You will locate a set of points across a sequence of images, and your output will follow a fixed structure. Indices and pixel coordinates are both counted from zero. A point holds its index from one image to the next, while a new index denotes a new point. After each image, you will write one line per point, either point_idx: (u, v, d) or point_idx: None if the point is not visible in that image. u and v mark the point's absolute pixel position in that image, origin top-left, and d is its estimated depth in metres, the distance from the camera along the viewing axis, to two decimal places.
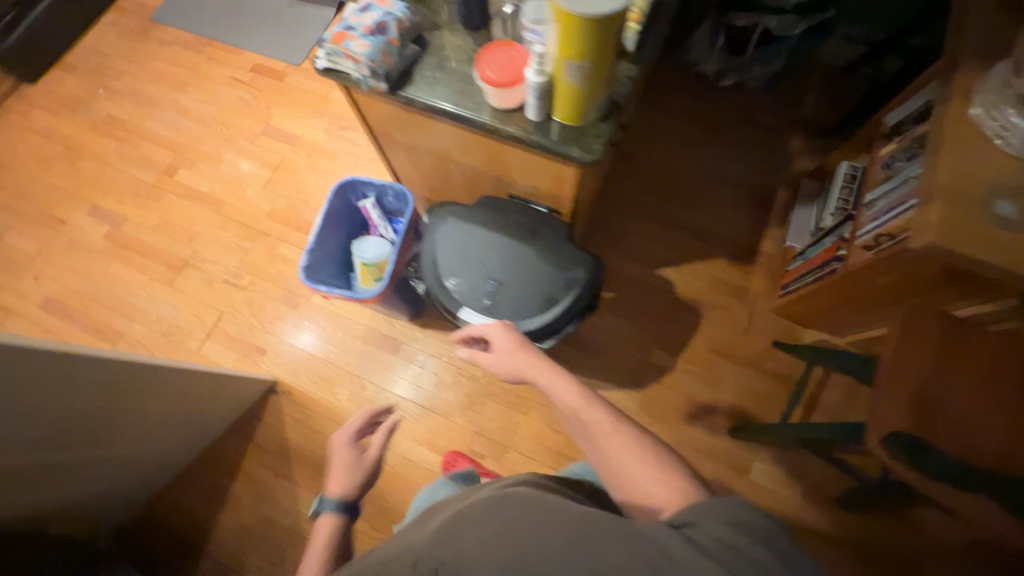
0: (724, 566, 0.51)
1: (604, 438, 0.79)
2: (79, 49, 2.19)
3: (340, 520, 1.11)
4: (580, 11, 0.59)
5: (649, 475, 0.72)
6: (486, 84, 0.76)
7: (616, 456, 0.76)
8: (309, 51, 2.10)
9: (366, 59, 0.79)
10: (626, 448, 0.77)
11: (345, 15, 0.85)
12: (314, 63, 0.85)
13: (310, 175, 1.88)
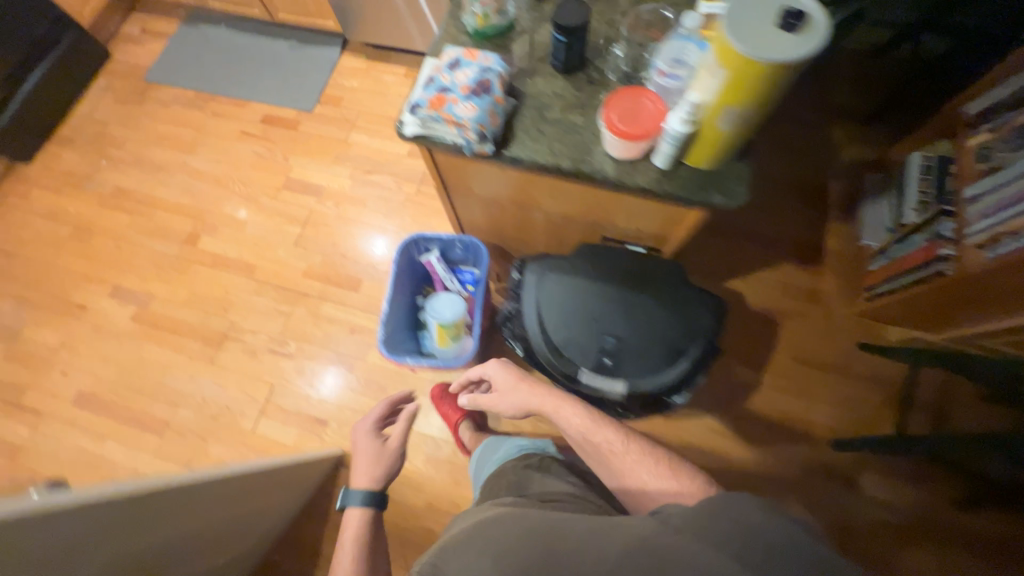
0: (686, 537, 0.54)
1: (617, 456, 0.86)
2: (74, 121, 2.07)
3: (367, 512, 1.22)
4: (782, 57, 0.51)
5: (665, 485, 0.78)
6: (616, 136, 0.68)
7: (634, 471, 0.83)
8: (319, 94, 2.01)
9: (474, 123, 0.71)
10: (641, 460, 0.84)
11: (432, 75, 0.77)
12: (404, 130, 0.76)
13: (342, 226, 1.79)
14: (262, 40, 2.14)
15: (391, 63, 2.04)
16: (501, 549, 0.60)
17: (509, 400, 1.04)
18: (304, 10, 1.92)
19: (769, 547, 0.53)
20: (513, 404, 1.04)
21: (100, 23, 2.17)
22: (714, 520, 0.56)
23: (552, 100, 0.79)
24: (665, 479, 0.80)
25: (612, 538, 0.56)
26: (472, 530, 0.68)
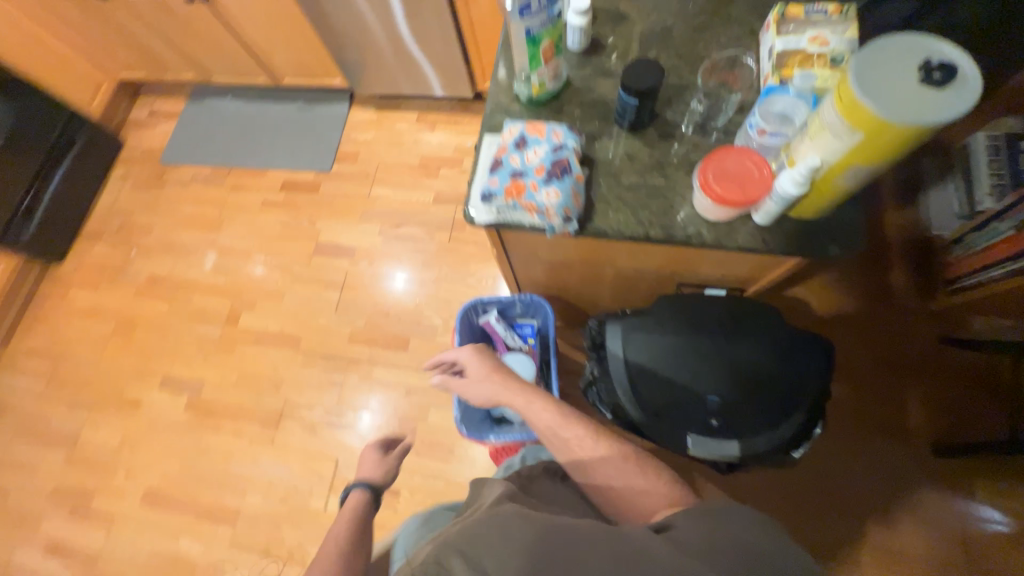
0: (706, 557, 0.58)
1: (591, 454, 0.89)
2: (99, 214, 2.07)
3: (367, 496, 1.01)
4: (939, 117, 0.46)
5: (632, 483, 0.85)
6: (716, 201, 0.63)
7: (609, 470, 0.87)
8: (336, 153, 2.00)
9: (560, 210, 0.66)
10: (611, 459, 0.88)
11: (498, 157, 0.72)
12: (475, 218, 0.72)
13: (381, 284, 1.76)
14: (270, 107, 2.13)
15: (401, 111, 2.01)
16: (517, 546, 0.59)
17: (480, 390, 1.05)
18: (309, 72, 1.90)
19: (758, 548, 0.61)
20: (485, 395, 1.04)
21: (110, 114, 2.18)
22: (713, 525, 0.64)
23: (627, 163, 0.74)
24: (635, 478, 0.85)
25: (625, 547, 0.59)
26: (482, 519, 0.67)
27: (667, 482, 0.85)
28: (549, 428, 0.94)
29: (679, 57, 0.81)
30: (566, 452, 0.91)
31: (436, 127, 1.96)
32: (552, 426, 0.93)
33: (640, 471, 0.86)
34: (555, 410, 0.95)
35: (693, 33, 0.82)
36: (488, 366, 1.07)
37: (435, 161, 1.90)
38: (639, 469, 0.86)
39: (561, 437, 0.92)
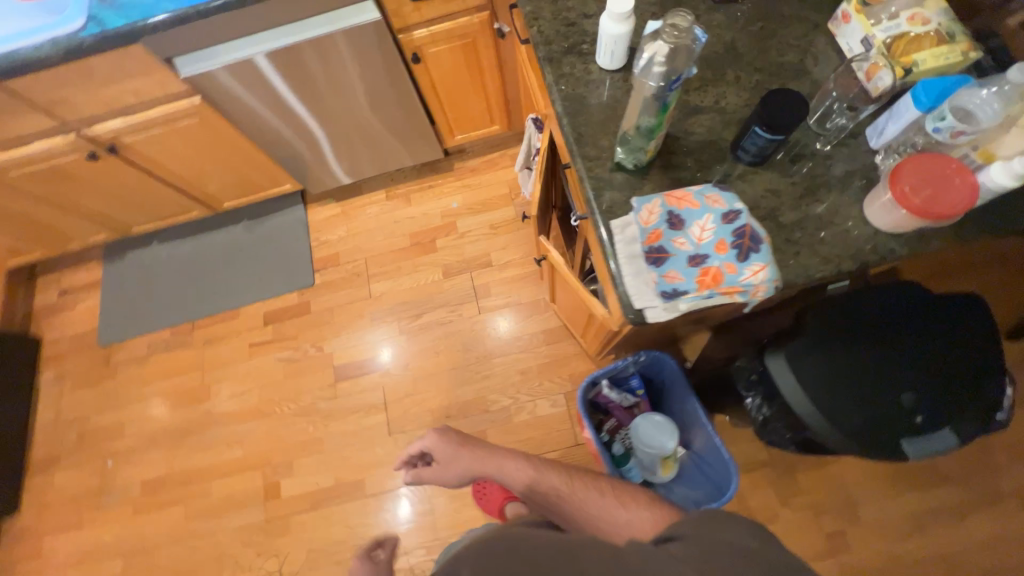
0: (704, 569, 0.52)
1: (572, 499, 0.80)
2: (44, 435, 1.67)
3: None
4: None
5: (619, 516, 0.75)
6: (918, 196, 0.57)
7: (591, 511, 0.78)
8: (312, 262, 1.77)
9: (770, 284, 0.58)
10: (591, 498, 0.79)
11: (654, 245, 0.62)
12: (652, 316, 0.61)
13: (426, 384, 1.57)
14: (211, 238, 1.85)
15: (366, 194, 1.82)
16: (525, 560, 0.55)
17: (450, 471, 0.95)
18: (250, 189, 1.65)
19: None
20: (457, 474, 0.94)
21: (10, 311, 1.77)
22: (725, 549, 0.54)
23: (776, 201, 0.67)
24: (619, 511, 0.76)
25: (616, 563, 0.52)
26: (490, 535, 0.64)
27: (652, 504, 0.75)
28: (526, 483, 0.86)
29: (758, 71, 0.75)
30: (549, 504, 0.83)
31: (412, 199, 1.79)
32: (529, 483, 0.86)
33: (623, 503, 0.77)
34: (526, 468, 0.87)
35: (757, 42, 0.77)
36: (453, 442, 0.96)
37: (427, 234, 1.74)
38: (621, 502, 0.77)
39: (538, 493, 0.84)
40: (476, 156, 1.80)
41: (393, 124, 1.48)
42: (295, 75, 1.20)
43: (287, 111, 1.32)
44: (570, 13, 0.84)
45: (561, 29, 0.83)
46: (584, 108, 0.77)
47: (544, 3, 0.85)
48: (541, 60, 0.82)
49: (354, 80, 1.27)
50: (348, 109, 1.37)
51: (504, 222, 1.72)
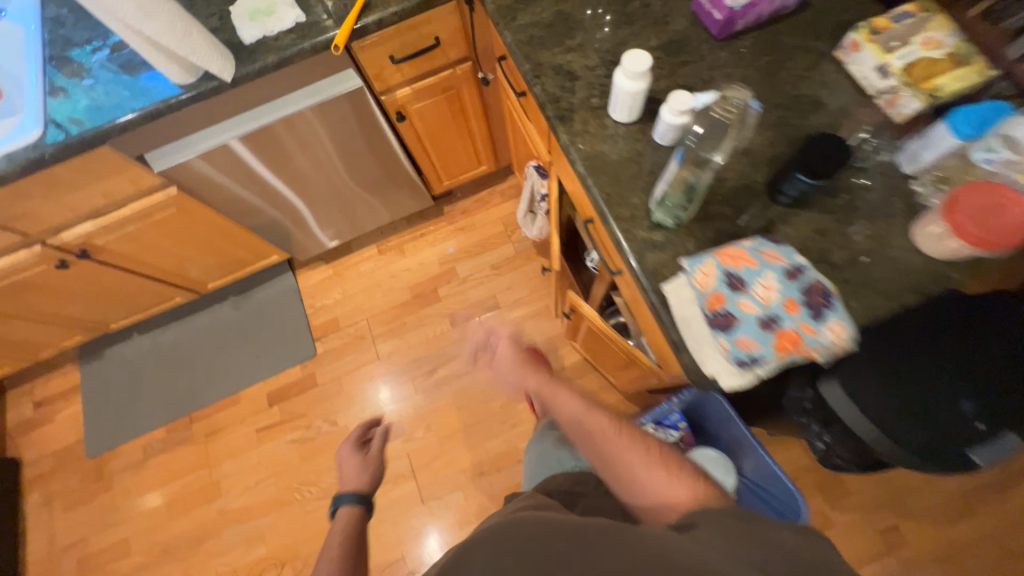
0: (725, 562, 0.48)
1: (617, 444, 0.70)
2: (40, 568, 1.51)
3: (358, 512, 0.86)
4: None
5: (658, 477, 0.66)
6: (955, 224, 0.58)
7: (630, 469, 0.68)
8: (310, 331, 1.68)
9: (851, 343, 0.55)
10: (636, 450, 0.69)
11: (719, 310, 0.59)
12: (730, 389, 0.59)
13: (453, 442, 1.50)
14: (198, 321, 1.74)
15: (356, 251, 1.75)
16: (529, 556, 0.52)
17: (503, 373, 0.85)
18: (236, 266, 1.56)
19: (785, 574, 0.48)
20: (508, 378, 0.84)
21: None
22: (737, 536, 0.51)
23: (824, 241, 0.66)
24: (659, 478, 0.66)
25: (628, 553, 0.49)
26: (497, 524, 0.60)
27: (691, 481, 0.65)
28: (573, 413, 0.76)
29: (775, 106, 0.74)
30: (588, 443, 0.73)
31: (406, 250, 1.73)
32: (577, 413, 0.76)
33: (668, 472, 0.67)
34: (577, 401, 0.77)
35: (769, 77, 0.76)
36: None
37: (427, 284, 1.68)
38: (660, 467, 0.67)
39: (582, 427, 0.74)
40: (466, 197, 1.76)
41: (380, 181, 1.43)
42: (277, 154, 1.13)
43: (271, 187, 1.24)
44: (571, 66, 0.81)
45: (566, 84, 0.80)
46: (607, 167, 0.74)
47: (543, 59, 0.82)
48: (552, 120, 0.78)
49: (338, 148, 1.21)
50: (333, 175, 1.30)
51: (505, 261, 1.68)
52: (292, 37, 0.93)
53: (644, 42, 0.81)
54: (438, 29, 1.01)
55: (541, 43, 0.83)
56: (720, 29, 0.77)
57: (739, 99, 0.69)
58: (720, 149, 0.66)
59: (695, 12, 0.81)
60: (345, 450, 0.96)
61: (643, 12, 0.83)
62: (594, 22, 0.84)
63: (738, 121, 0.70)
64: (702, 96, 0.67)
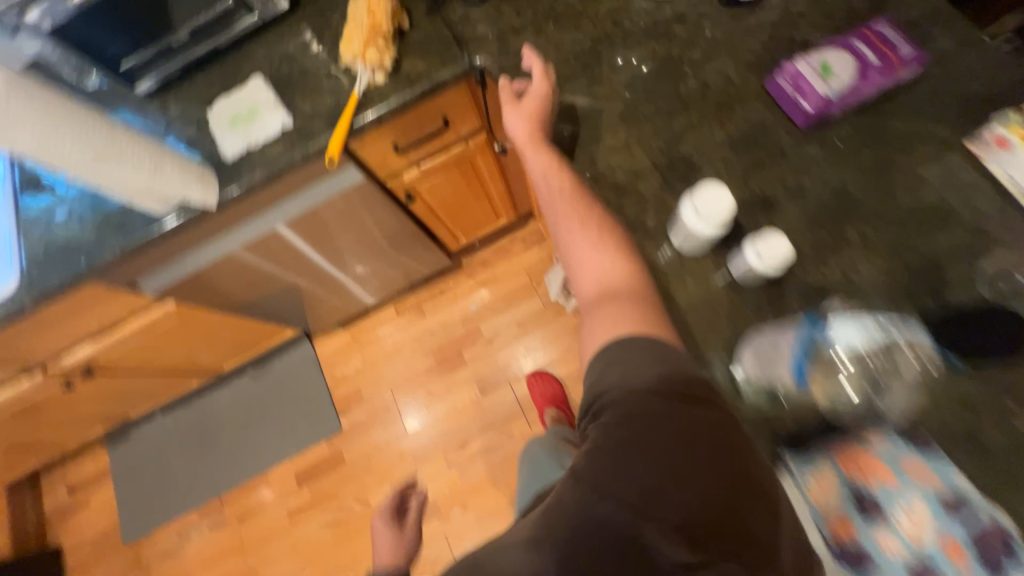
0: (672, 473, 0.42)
1: (573, 222, 0.57)
2: None
3: None
4: None
5: (597, 265, 0.55)
6: None
7: (582, 248, 0.56)
8: (333, 404, 1.59)
9: None
10: (598, 242, 0.56)
11: (848, 545, 0.46)
12: None
13: (492, 521, 1.41)
14: (219, 397, 1.68)
15: (373, 315, 1.64)
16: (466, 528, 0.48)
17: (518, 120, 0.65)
18: (249, 346, 1.48)
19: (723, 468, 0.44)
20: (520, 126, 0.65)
21: (20, 530, 1.60)
22: (659, 440, 0.43)
23: (977, 421, 0.49)
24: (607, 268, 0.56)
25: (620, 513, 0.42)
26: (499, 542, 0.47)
27: (645, 304, 0.52)
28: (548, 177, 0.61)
29: (887, 222, 0.57)
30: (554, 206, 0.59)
31: (425, 310, 1.62)
32: (542, 173, 0.62)
33: (612, 252, 0.55)
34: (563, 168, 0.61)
35: (875, 181, 0.59)
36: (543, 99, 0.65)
37: (451, 347, 1.57)
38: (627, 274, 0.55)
39: (558, 201, 0.59)
40: (485, 247, 1.62)
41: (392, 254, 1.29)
42: (276, 256, 1.01)
43: (276, 282, 1.14)
44: (618, 173, 0.65)
45: (613, 197, 0.64)
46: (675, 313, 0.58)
47: (582, 164, 0.67)
48: None
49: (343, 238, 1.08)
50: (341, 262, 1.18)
51: (533, 317, 1.56)
52: (281, 145, 0.80)
53: (704, 137, 0.65)
54: (446, 110, 0.86)
55: (577, 143, 0.68)
56: (812, 117, 0.60)
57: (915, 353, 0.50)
58: (853, 387, 0.49)
59: (771, 94, 0.64)
60: (378, 522, 0.77)
61: (700, 94, 0.67)
62: (640, 111, 0.68)
63: (896, 378, 0.49)
64: (847, 328, 0.50)
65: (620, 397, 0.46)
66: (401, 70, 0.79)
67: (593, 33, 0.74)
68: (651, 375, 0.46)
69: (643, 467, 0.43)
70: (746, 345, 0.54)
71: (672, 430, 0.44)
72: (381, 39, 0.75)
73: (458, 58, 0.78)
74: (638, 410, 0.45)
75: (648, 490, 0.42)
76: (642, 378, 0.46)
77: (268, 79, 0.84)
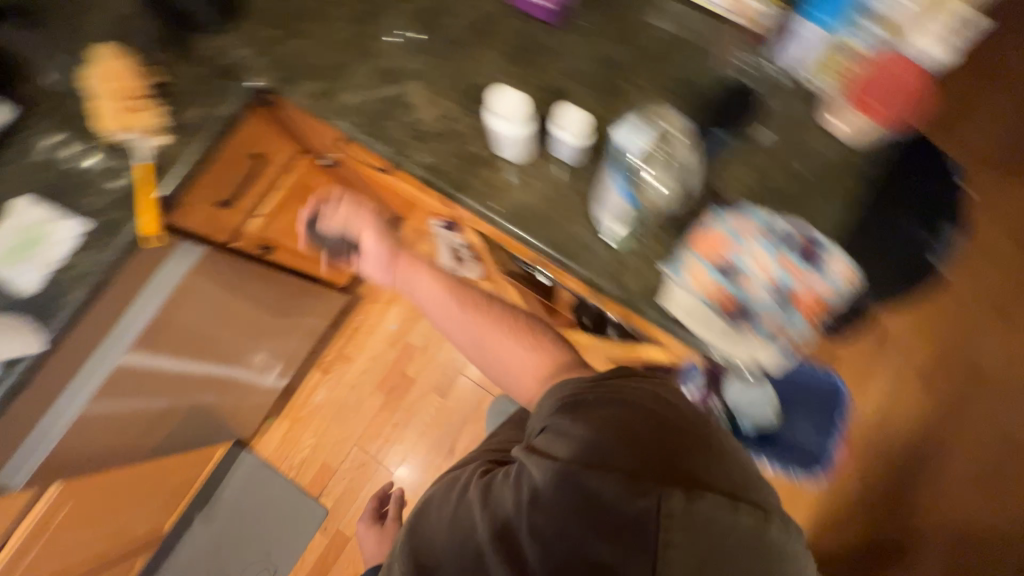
0: (644, 430, 0.53)
1: (479, 328, 0.82)
2: None
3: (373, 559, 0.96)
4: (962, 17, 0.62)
5: (517, 352, 0.80)
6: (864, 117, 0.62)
7: (489, 343, 0.82)
8: (307, 492, 1.48)
9: (854, 285, 0.56)
10: (506, 343, 0.81)
11: (729, 304, 0.57)
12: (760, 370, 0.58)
13: None
14: (178, 559, 1.44)
15: (301, 386, 1.55)
16: (441, 534, 0.57)
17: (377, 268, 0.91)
18: (183, 485, 1.32)
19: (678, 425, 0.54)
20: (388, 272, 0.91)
21: None
22: (605, 415, 0.55)
23: (763, 178, 0.65)
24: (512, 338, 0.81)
25: (602, 455, 0.50)
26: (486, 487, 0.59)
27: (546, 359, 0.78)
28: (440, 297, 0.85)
29: (648, 64, 0.69)
30: (451, 316, 0.84)
31: (350, 353, 1.56)
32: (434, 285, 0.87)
33: (513, 334, 0.81)
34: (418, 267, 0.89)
35: (626, 37, 0.71)
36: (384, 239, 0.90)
37: (393, 371, 1.54)
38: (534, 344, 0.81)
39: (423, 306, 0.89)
40: None
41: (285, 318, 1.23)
42: (155, 376, 0.90)
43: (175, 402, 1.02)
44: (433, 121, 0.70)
45: (438, 146, 0.69)
46: (537, 214, 0.65)
47: (397, 130, 0.71)
48: (449, 191, 0.68)
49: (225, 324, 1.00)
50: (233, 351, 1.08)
51: None
52: (88, 254, 0.71)
53: (487, 61, 0.72)
54: (251, 145, 0.83)
55: (383, 115, 0.71)
56: (554, 8, 0.70)
57: (675, 125, 0.62)
58: (661, 180, 0.59)
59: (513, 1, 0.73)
60: (361, 525, 1.00)
61: (465, 28, 0.74)
62: (424, 61, 0.73)
63: (673, 143, 0.60)
64: (623, 131, 0.59)
65: (574, 398, 0.60)
66: (180, 122, 0.75)
67: (349, 13, 0.77)
68: (584, 385, 0.61)
69: (591, 435, 0.53)
70: (590, 191, 0.65)
71: (614, 409, 0.55)
72: (143, 99, 0.72)
73: (233, 87, 0.76)
74: (583, 406, 0.58)
75: (606, 449, 0.51)
76: (588, 385, 0.61)
77: (37, 193, 0.74)
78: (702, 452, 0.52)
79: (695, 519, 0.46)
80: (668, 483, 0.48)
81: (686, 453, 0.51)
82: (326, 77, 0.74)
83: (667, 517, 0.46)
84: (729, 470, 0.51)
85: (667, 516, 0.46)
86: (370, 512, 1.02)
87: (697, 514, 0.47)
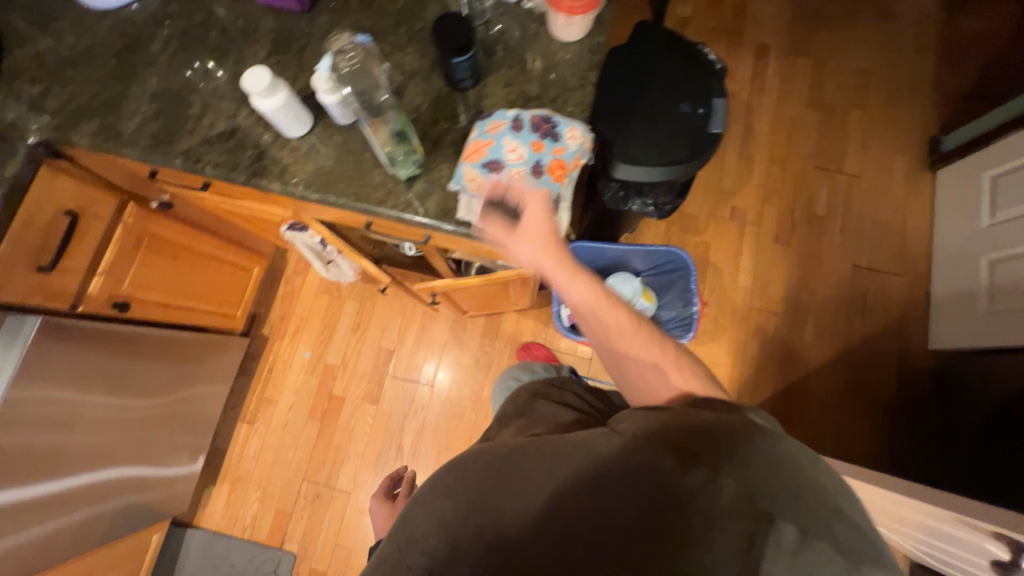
0: (779, 475, 0.52)
1: (627, 338, 0.70)
2: None
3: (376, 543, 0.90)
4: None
5: (649, 371, 0.68)
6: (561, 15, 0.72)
7: (626, 358, 0.70)
8: (268, 545, 1.43)
9: (586, 142, 0.69)
10: (647, 355, 0.69)
11: (505, 193, 0.67)
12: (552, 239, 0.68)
13: None
14: None
15: (230, 444, 1.50)
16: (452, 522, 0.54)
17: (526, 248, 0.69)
18: None
19: (802, 476, 0.53)
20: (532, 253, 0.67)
21: None
22: (715, 425, 0.57)
23: (516, 89, 0.75)
24: (663, 376, 0.67)
25: (715, 474, 0.52)
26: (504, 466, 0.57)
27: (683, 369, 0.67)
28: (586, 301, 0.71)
29: (394, 26, 0.78)
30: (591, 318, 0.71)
31: (271, 395, 1.54)
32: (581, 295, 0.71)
33: (662, 353, 0.69)
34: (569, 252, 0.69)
35: (370, 9, 0.79)
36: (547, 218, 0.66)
37: (320, 396, 1.53)
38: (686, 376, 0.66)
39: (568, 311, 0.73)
40: (271, 305, 1.59)
41: (190, 392, 1.26)
42: (31, 465, 0.87)
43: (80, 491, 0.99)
44: (217, 126, 0.75)
45: (229, 144, 0.74)
46: (333, 176, 0.72)
47: (186, 142, 0.75)
48: (248, 180, 0.72)
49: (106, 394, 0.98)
50: (131, 428, 1.07)
51: (359, 317, 1.58)
52: None
53: (253, 61, 0.78)
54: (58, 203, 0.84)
55: (168, 132, 0.75)
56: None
57: (348, 45, 0.64)
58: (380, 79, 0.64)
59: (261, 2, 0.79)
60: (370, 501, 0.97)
61: (225, 39, 0.79)
62: (196, 77, 0.78)
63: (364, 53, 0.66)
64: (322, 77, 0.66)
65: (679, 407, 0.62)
66: None
67: (111, 53, 0.80)
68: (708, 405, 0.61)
69: (700, 444, 0.55)
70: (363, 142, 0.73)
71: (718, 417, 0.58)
72: None
73: (12, 149, 0.78)
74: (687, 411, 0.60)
75: (711, 455, 0.54)
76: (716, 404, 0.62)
77: None
78: (827, 505, 0.51)
79: (800, 561, 0.47)
80: (781, 518, 0.49)
81: (807, 498, 0.51)
82: (103, 115, 0.77)
83: (767, 545, 0.48)
84: (852, 530, 0.50)
85: (772, 545, 0.48)
86: (382, 489, 0.99)
87: (803, 558, 0.48)
